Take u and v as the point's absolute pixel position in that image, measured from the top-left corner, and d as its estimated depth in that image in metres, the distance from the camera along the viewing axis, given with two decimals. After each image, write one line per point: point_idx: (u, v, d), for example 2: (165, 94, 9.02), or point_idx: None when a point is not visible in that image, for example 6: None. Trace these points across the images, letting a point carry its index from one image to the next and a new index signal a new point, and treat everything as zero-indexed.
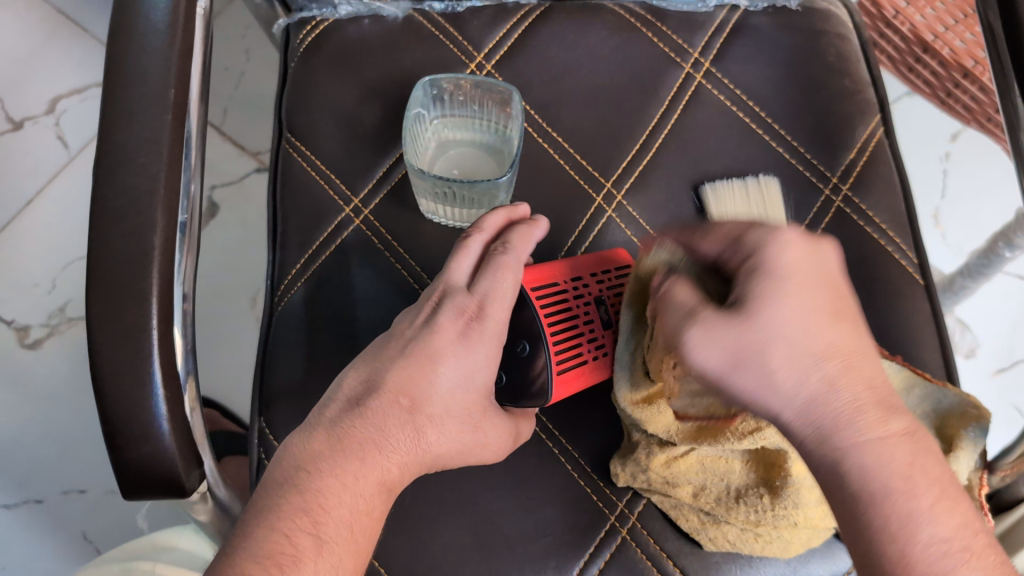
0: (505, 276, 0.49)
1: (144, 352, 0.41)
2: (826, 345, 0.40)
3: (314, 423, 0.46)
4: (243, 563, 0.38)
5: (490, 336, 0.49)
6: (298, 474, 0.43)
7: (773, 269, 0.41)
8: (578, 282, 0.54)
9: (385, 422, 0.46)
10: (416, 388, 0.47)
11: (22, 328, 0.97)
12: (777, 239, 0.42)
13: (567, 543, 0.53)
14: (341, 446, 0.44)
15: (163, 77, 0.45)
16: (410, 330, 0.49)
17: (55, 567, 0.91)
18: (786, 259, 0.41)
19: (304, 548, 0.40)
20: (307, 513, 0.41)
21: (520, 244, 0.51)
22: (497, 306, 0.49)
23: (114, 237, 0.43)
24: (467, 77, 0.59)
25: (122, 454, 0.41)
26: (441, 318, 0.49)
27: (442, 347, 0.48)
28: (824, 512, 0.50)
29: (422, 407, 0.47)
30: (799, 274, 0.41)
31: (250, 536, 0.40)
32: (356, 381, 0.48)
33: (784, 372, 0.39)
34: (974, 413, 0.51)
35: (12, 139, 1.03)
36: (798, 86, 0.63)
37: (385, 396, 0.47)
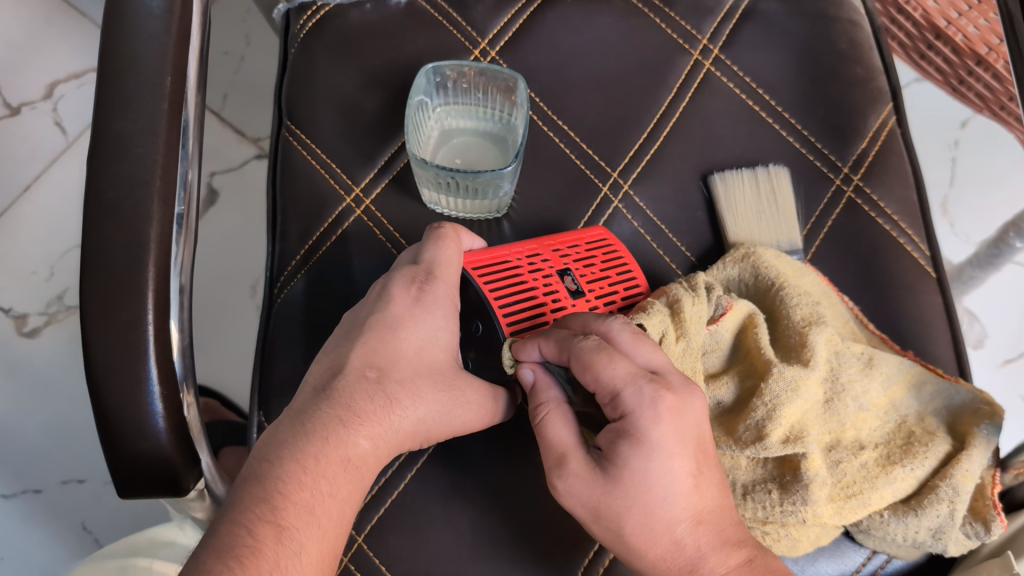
0: (446, 243, 0.49)
1: (140, 347, 0.40)
2: (682, 508, 0.43)
3: (282, 416, 0.45)
4: (206, 559, 0.38)
5: (444, 298, 0.48)
6: (261, 465, 0.42)
7: (648, 448, 0.42)
8: (535, 257, 0.52)
9: (352, 398, 0.45)
10: (381, 357, 0.46)
11: (20, 316, 0.96)
12: (661, 410, 0.42)
13: (572, 541, 0.52)
14: (304, 429, 0.44)
15: (159, 64, 0.44)
16: (366, 309, 0.49)
17: (53, 558, 0.91)
18: (666, 450, 0.42)
19: (264, 538, 0.39)
20: (266, 502, 0.41)
21: (461, 230, 0.51)
22: (445, 270, 0.49)
23: (108, 228, 0.41)
24: (472, 63, 0.58)
25: (117, 452, 0.40)
26: (394, 290, 0.48)
27: (401, 315, 0.47)
28: (835, 510, 0.48)
29: (389, 375, 0.46)
30: (678, 439, 0.42)
31: (215, 529, 0.40)
32: (321, 370, 0.47)
33: (636, 537, 0.43)
34: (988, 411, 0.50)
35: (9, 124, 1.02)
36: (808, 74, 0.62)
37: (350, 372, 0.46)
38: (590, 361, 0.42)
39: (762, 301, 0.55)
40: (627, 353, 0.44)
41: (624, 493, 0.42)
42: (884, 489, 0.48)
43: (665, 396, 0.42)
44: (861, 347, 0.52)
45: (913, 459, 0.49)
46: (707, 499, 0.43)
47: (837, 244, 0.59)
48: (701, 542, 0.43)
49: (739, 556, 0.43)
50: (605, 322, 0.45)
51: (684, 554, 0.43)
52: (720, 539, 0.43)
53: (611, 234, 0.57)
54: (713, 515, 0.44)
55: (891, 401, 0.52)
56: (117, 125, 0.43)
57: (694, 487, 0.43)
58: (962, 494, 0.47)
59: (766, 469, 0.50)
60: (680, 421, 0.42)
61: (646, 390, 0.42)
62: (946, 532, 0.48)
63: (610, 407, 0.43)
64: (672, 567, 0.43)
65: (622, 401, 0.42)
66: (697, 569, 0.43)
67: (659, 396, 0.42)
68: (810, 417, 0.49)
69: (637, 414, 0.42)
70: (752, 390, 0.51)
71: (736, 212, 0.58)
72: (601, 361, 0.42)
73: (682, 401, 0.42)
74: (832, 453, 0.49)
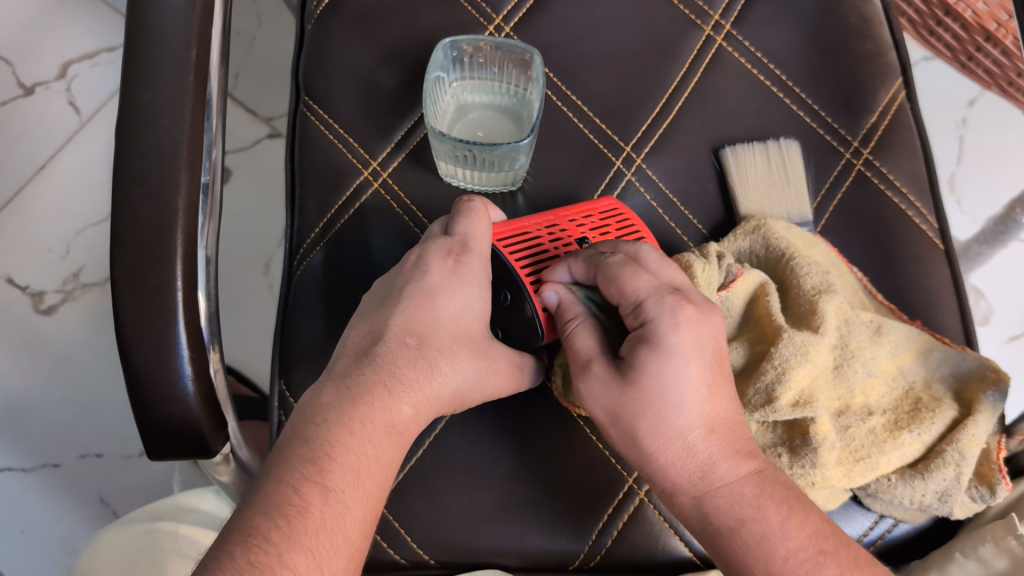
0: (476, 216, 0.50)
1: (169, 312, 0.42)
2: (695, 414, 0.44)
3: (323, 379, 0.46)
4: (253, 516, 0.40)
5: (479, 269, 0.49)
6: (306, 427, 0.44)
7: (666, 353, 0.44)
8: (553, 227, 0.53)
9: (394, 364, 0.46)
10: (420, 325, 0.47)
11: (37, 293, 0.98)
12: (681, 318, 0.44)
13: (585, 505, 0.54)
14: (348, 393, 0.45)
15: (184, 38, 0.45)
16: (402, 277, 0.49)
17: (72, 530, 0.92)
18: (682, 356, 0.44)
19: (311, 499, 0.41)
20: (313, 463, 0.42)
21: (484, 199, 0.52)
22: (479, 241, 0.49)
23: (137, 198, 0.43)
24: (488, 38, 0.59)
25: (148, 415, 0.41)
26: (430, 261, 0.48)
27: (438, 284, 0.48)
28: (844, 473, 0.50)
29: (429, 342, 0.47)
30: (696, 347, 0.44)
31: (262, 489, 0.41)
32: (359, 336, 0.48)
33: (649, 436, 0.45)
34: (993, 377, 0.51)
35: (23, 105, 1.03)
36: (819, 48, 0.63)
37: (391, 338, 0.47)
38: (615, 275, 0.46)
39: (773, 272, 0.56)
40: (652, 271, 0.47)
41: (640, 395, 0.44)
42: (892, 453, 0.50)
43: (685, 306, 0.44)
44: (870, 315, 0.53)
45: (921, 424, 0.50)
46: (720, 410, 0.45)
47: (847, 217, 0.60)
48: (712, 450, 0.44)
49: (750, 466, 0.45)
50: (634, 247, 0.48)
51: (696, 460, 0.44)
52: (731, 449, 0.45)
53: (623, 205, 0.57)
54: (725, 425, 0.45)
55: (899, 367, 0.53)
56: (145, 97, 0.44)
57: (708, 395, 0.45)
58: (968, 458, 0.48)
59: (777, 433, 0.51)
60: (699, 333, 0.44)
61: (668, 301, 0.44)
62: (952, 495, 0.49)
63: (632, 315, 0.45)
64: (683, 473, 0.45)
65: (644, 309, 0.45)
66: (709, 474, 0.44)
67: (679, 306, 0.44)
68: (820, 383, 0.51)
69: (656, 322, 0.44)
70: (763, 355, 0.52)
71: (747, 185, 0.59)
72: (624, 274, 0.45)
73: (700, 313, 0.45)
74: (841, 418, 0.51)
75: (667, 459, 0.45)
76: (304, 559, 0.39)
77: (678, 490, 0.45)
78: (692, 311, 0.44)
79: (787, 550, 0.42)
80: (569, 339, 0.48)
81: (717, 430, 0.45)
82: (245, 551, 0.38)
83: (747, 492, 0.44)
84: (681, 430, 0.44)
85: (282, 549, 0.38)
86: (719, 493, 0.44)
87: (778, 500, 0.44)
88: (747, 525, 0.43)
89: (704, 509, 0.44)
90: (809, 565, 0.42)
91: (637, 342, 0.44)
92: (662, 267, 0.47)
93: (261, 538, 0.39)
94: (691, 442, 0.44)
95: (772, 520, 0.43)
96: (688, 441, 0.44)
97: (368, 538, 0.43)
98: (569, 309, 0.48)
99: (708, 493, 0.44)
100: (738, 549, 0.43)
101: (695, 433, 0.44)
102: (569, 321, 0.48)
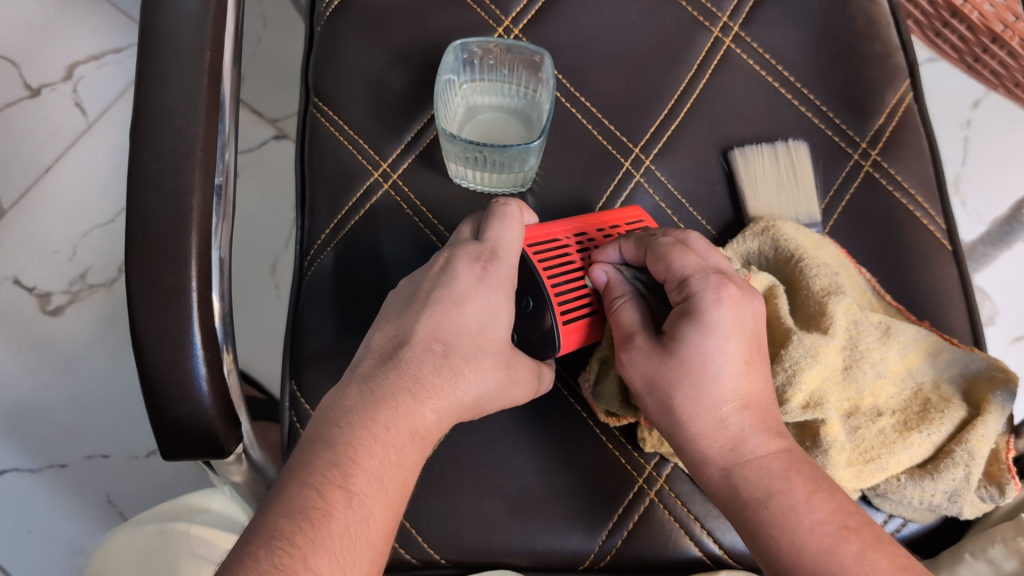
0: (511, 223, 0.50)
1: (184, 313, 0.42)
2: (731, 389, 0.45)
3: (347, 380, 0.47)
4: (277, 518, 0.40)
5: (505, 278, 0.49)
6: (328, 431, 0.44)
7: (707, 327, 0.44)
8: (581, 237, 0.54)
9: (420, 370, 0.46)
10: (446, 332, 0.48)
11: (44, 294, 0.98)
12: (724, 295, 0.45)
13: (595, 505, 0.54)
14: (372, 397, 0.45)
15: (198, 40, 0.45)
16: (428, 282, 0.50)
17: (81, 531, 0.93)
18: (724, 331, 0.44)
19: (336, 503, 0.41)
20: (336, 467, 0.42)
21: (519, 202, 0.52)
22: (509, 250, 0.50)
23: (153, 199, 0.43)
24: (498, 40, 0.59)
25: (164, 416, 0.42)
26: (458, 266, 0.49)
27: (465, 291, 0.48)
28: (853, 474, 0.51)
29: (454, 349, 0.47)
30: (737, 324, 0.45)
31: (285, 491, 0.41)
32: (384, 339, 0.48)
33: (682, 404, 0.45)
34: (1003, 377, 0.51)
35: (30, 107, 1.03)
36: (827, 50, 0.63)
37: (417, 344, 0.47)
38: (664, 253, 0.47)
39: (782, 273, 0.56)
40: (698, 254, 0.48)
41: (680, 365, 0.44)
42: (902, 454, 0.50)
43: (728, 286, 0.45)
44: (879, 316, 0.53)
45: (930, 425, 0.50)
46: (755, 388, 0.46)
47: (855, 218, 0.61)
48: (744, 424, 0.45)
49: (779, 444, 0.45)
50: (686, 233, 0.50)
51: (727, 432, 0.45)
52: (763, 425, 0.45)
53: (644, 213, 0.58)
54: (758, 403, 0.45)
55: (908, 368, 0.53)
56: (158, 99, 0.44)
57: (746, 371, 0.45)
58: (977, 458, 0.49)
59: (787, 436, 0.52)
60: (740, 310, 0.45)
61: (713, 279, 0.45)
62: (962, 495, 0.50)
63: (676, 291, 0.46)
64: (714, 444, 0.45)
65: (688, 284, 0.46)
66: (739, 448, 0.45)
67: (723, 285, 0.45)
68: (829, 385, 0.51)
69: (699, 296, 0.45)
70: (771, 358, 0.52)
71: (756, 187, 0.59)
72: (674, 253, 0.47)
73: (742, 294, 0.45)
74: (851, 419, 0.51)
75: (701, 427, 0.45)
76: (328, 562, 0.39)
77: (708, 461, 0.45)
78: (732, 288, 0.45)
79: (810, 522, 0.42)
80: (614, 313, 0.49)
81: (750, 406, 0.45)
82: (269, 554, 0.38)
83: (775, 466, 0.44)
84: (715, 402, 0.45)
85: (307, 552, 0.39)
86: (750, 466, 0.44)
87: (805, 477, 0.44)
88: (775, 496, 0.43)
89: (733, 481, 0.45)
90: (831, 538, 0.41)
91: (680, 313, 0.45)
92: (707, 251, 0.49)
93: (285, 541, 0.39)
94: (725, 412, 0.45)
95: (797, 492, 0.43)
96: (722, 413, 0.45)
97: (390, 542, 0.43)
98: (615, 286, 0.50)
99: (738, 465, 0.45)
100: (764, 519, 0.43)
101: (729, 405, 0.45)
102: (614, 301, 0.49)
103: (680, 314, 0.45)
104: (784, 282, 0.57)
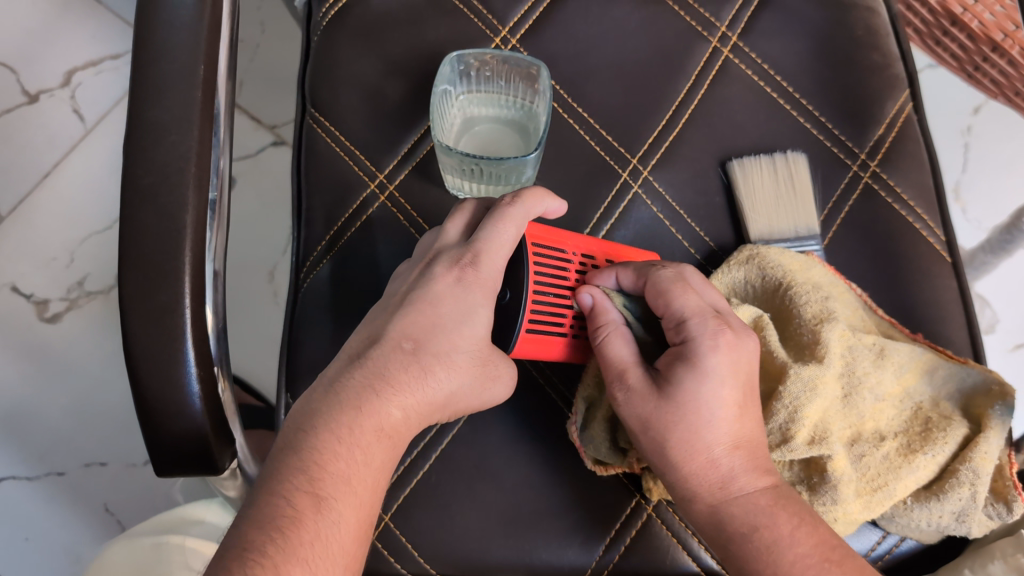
0: (505, 225, 0.47)
1: (177, 329, 0.42)
2: (726, 433, 0.45)
3: (317, 383, 0.47)
4: (249, 527, 0.39)
5: (488, 280, 0.47)
6: (295, 435, 0.44)
7: (703, 371, 0.44)
8: (586, 257, 0.52)
9: (387, 367, 0.46)
10: (417, 330, 0.47)
11: (42, 302, 0.98)
12: (721, 340, 0.45)
13: (593, 520, 0.54)
14: (340, 399, 0.45)
15: (191, 54, 0.45)
16: (409, 285, 0.49)
17: (78, 539, 0.92)
18: (719, 375, 0.45)
19: (304, 509, 0.41)
20: (303, 472, 0.42)
21: (531, 200, 0.48)
22: (492, 255, 0.47)
23: (146, 214, 0.42)
24: (494, 51, 0.58)
25: (156, 432, 0.41)
26: (436, 270, 0.48)
27: (440, 292, 0.47)
28: (863, 506, 0.50)
29: (426, 347, 0.47)
30: (732, 368, 0.45)
31: (255, 502, 0.41)
32: (358, 339, 0.48)
33: (676, 449, 0.45)
34: (999, 390, 0.51)
35: (27, 113, 1.03)
36: (826, 60, 0.63)
37: (386, 342, 0.47)
38: (665, 288, 0.47)
39: (771, 302, 0.56)
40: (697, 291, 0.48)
41: (675, 409, 0.45)
42: (908, 478, 0.50)
43: (726, 331, 0.45)
44: (873, 338, 0.52)
45: (934, 445, 0.50)
46: (747, 429, 0.46)
47: (855, 229, 0.60)
48: (735, 464, 0.45)
49: (768, 480, 0.45)
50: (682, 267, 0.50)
51: (718, 471, 0.45)
52: (753, 464, 0.45)
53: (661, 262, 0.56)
54: (751, 443, 0.46)
55: (905, 389, 0.52)
56: (152, 113, 0.44)
57: (740, 414, 0.45)
58: (982, 476, 0.48)
59: (794, 471, 0.51)
60: (737, 355, 0.45)
61: (710, 323, 0.46)
62: (969, 514, 0.49)
63: (674, 332, 0.47)
64: (703, 483, 0.45)
65: (686, 326, 0.46)
66: (728, 486, 0.45)
67: (720, 330, 0.45)
68: (832, 415, 0.51)
69: (697, 340, 0.45)
70: (770, 393, 0.52)
71: (754, 199, 0.59)
72: (674, 290, 0.47)
73: (738, 337, 0.46)
74: (854, 448, 0.51)
75: (690, 471, 0.45)
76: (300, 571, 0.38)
77: (694, 507, 0.46)
78: (732, 335, 0.45)
79: (795, 555, 0.43)
80: (597, 341, 0.48)
81: (742, 446, 0.45)
82: (242, 566, 0.37)
83: (761, 501, 0.45)
84: (708, 444, 0.45)
85: (279, 561, 0.38)
86: (736, 502, 0.45)
87: (790, 512, 0.44)
88: (759, 531, 0.44)
89: (719, 517, 0.45)
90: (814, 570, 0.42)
91: (675, 359, 0.46)
92: (704, 287, 0.49)
93: (257, 551, 0.38)
94: (717, 455, 0.45)
95: (784, 527, 0.44)
96: (714, 455, 0.45)
97: (362, 549, 0.43)
98: (604, 314, 0.48)
99: (725, 502, 0.45)
100: (748, 553, 0.44)
101: (721, 449, 0.45)
102: (604, 330, 0.48)
103: (676, 359, 0.46)
104: (772, 310, 0.56)
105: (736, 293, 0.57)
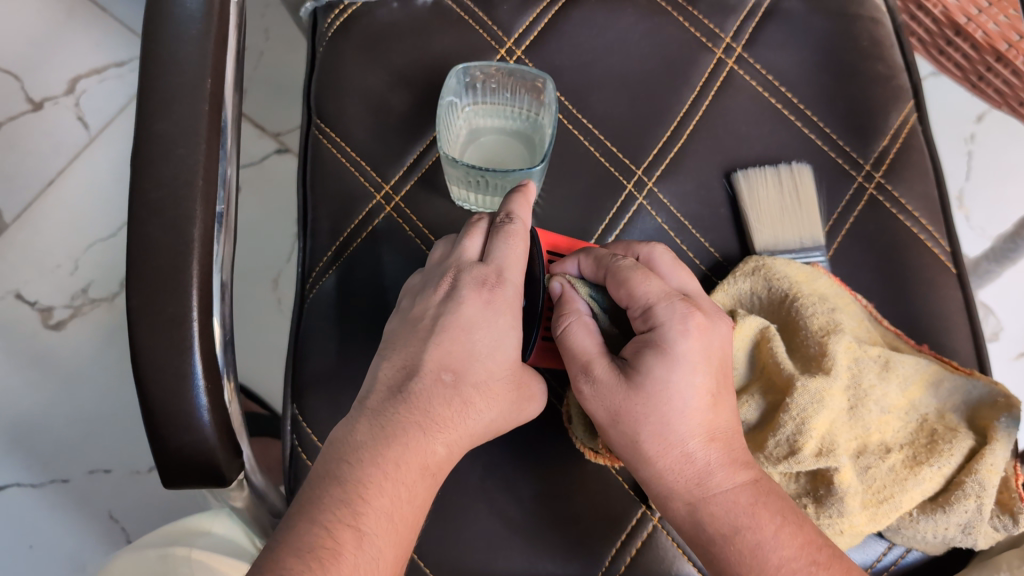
0: (515, 242, 0.49)
1: (186, 342, 0.42)
2: (699, 424, 0.45)
3: (356, 413, 0.46)
4: (286, 554, 0.39)
5: (513, 299, 0.48)
6: (340, 466, 0.44)
7: (675, 360, 0.44)
8: None
9: (430, 403, 0.46)
10: (456, 360, 0.47)
11: (46, 309, 0.98)
12: (690, 325, 0.45)
13: (598, 530, 0.54)
14: (383, 432, 0.45)
15: (199, 66, 0.45)
16: (433, 309, 0.49)
17: (80, 547, 0.92)
18: (690, 363, 0.44)
19: (346, 541, 0.41)
20: (347, 505, 0.42)
21: (524, 208, 0.50)
22: (514, 271, 0.49)
23: (153, 227, 0.43)
24: (499, 64, 0.59)
25: (164, 445, 0.41)
26: (464, 291, 0.48)
27: (473, 317, 0.47)
28: (869, 517, 0.50)
29: (465, 377, 0.47)
30: (703, 356, 0.45)
31: (294, 527, 0.41)
32: (393, 369, 0.48)
33: (649, 441, 0.45)
34: (1005, 402, 0.51)
35: (32, 121, 1.03)
36: (830, 71, 0.63)
37: (426, 374, 0.47)
38: (625, 279, 0.46)
39: (779, 315, 0.56)
40: (663, 275, 0.49)
41: (645, 400, 0.44)
42: (914, 490, 0.50)
43: (694, 314, 0.45)
44: (879, 349, 0.53)
45: (939, 457, 0.50)
46: (721, 418, 0.46)
47: (860, 240, 0.60)
48: (711, 457, 0.45)
49: (747, 475, 0.45)
50: (646, 248, 0.50)
51: (693, 466, 0.45)
52: (728, 458, 0.45)
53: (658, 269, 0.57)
54: (725, 435, 0.46)
55: (910, 401, 0.53)
56: (159, 126, 0.44)
57: (713, 405, 0.46)
58: (988, 489, 0.48)
59: (800, 483, 0.52)
60: (708, 341, 0.45)
61: (678, 308, 0.45)
62: (975, 527, 0.49)
63: (640, 319, 0.46)
64: (680, 479, 0.45)
65: (653, 313, 0.45)
66: (705, 482, 0.45)
67: (689, 314, 0.45)
68: (837, 426, 0.51)
69: (665, 326, 0.45)
70: (777, 405, 0.52)
71: (759, 210, 0.59)
72: (635, 278, 0.46)
73: (709, 321, 0.46)
74: (861, 459, 0.51)
75: (666, 470, 0.45)
76: None
77: (674, 512, 0.46)
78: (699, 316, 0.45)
79: (779, 558, 0.43)
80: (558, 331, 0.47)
81: (717, 438, 0.45)
82: None
83: (741, 500, 0.44)
84: (682, 438, 0.45)
85: None
86: (716, 500, 0.45)
87: (773, 510, 0.44)
88: (740, 534, 0.44)
89: (699, 516, 0.45)
90: None
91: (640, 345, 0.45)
92: (671, 271, 0.49)
93: None
94: (691, 450, 0.45)
95: (767, 534, 0.44)
96: (687, 448, 0.45)
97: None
98: (569, 301, 0.48)
99: (704, 500, 0.45)
100: (731, 557, 0.44)
101: (697, 445, 0.45)
102: (567, 316, 0.47)
103: (644, 344, 0.45)
104: (779, 324, 0.56)
105: (742, 305, 0.57)
